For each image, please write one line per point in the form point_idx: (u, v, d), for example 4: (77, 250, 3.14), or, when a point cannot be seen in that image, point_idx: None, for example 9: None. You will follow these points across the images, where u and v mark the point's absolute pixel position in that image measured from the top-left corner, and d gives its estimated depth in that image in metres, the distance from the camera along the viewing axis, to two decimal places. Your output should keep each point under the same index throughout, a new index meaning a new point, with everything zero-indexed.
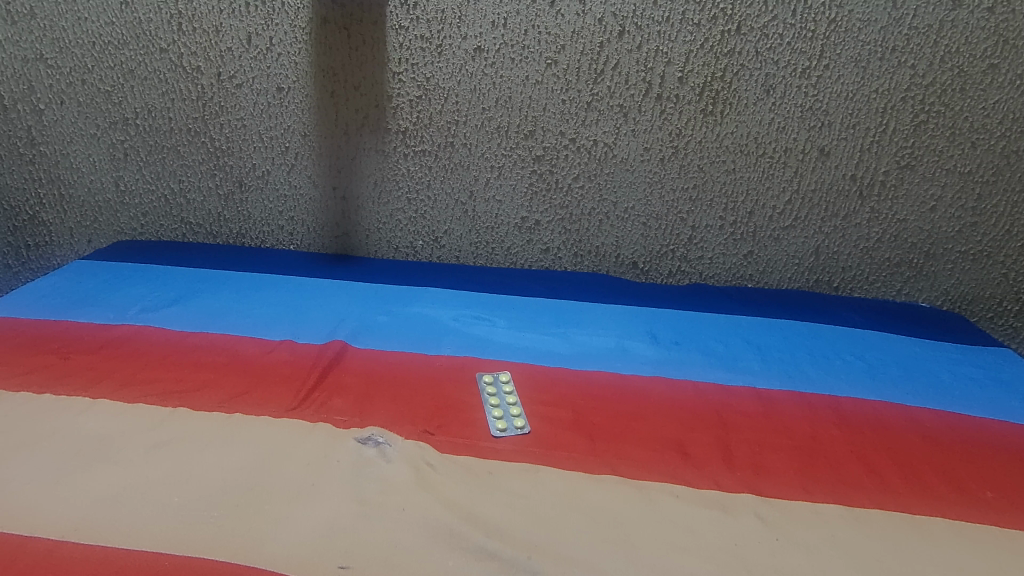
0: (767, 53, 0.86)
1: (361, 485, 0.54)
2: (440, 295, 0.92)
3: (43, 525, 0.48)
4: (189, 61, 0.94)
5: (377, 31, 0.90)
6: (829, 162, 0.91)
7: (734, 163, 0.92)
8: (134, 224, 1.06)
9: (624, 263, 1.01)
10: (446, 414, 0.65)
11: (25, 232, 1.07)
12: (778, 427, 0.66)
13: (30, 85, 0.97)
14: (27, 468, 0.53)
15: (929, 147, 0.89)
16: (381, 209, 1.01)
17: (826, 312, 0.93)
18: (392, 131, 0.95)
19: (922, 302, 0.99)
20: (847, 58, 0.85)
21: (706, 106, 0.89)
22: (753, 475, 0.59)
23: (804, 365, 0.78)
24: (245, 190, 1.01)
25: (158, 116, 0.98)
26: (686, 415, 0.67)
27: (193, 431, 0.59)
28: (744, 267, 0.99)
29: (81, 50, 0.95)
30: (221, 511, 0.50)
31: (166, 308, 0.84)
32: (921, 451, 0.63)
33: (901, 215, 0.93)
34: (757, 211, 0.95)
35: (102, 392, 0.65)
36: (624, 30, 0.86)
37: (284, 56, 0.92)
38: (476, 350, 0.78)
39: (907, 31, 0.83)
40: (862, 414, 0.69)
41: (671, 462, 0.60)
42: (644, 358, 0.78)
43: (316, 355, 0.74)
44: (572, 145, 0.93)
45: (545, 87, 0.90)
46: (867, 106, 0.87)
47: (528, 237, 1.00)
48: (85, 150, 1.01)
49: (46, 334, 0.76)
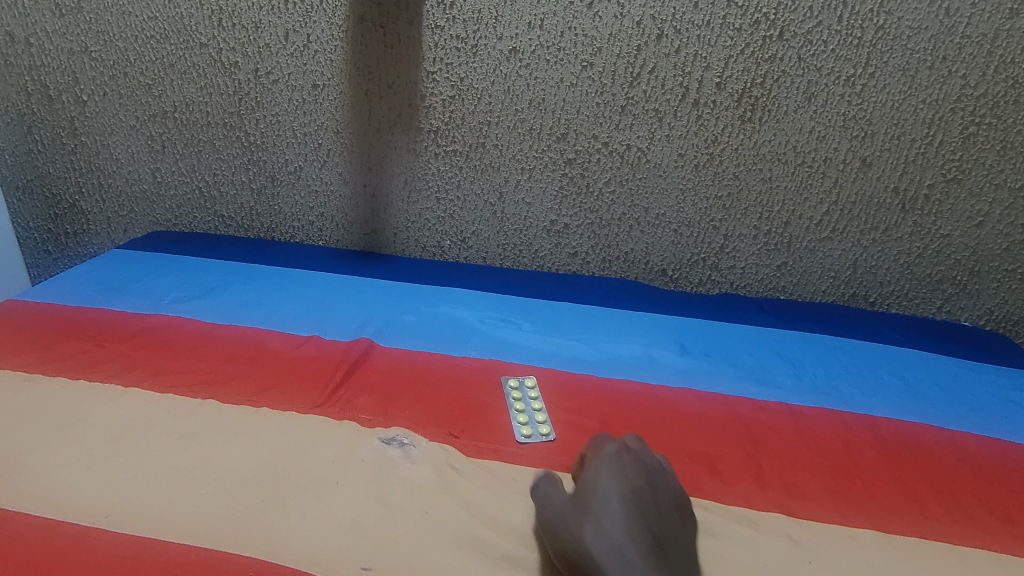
0: (810, 60, 0.83)
1: (384, 486, 0.53)
2: (466, 295, 0.91)
3: (74, 510, 0.49)
4: (227, 56, 0.95)
5: (413, 30, 0.89)
6: (871, 174, 0.88)
7: (771, 172, 0.90)
8: (169, 215, 1.08)
9: (653, 270, 1.00)
10: (471, 418, 0.64)
11: (65, 220, 1.10)
12: (811, 444, 0.64)
13: (74, 77, 0.99)
14: (63, 453, 0.54)
15: (978, 161, 0.85)
16: (410, 208, 1.01)
17: (862, 328, 0.90)
18: (424, 130, 0.95)
19: (963, 321, 0.95)
20: (894, 66, 0.82)
21: (745, 112, 0.87)
22: (785, 494, 0.57)
23: (839, 382, 0.76)
24: (277, 185, 1.03)
25: (196, 110, 0.99)
26: (714, 428, 0.66)
27: (219, 423, 0.60)
28: (777, 278, 0.97)
29: (124, 44, 0.96)
30: (245, 506, 0.50)
31: (197, 300, 0.85)
32: (963, 477, 0.61)
33: (946, 230, 0.90)
34: (793, 221, 0.93)
35: (135, 381, 0.66)
36: (662, 33, 0.84)
37: (320, 53, 0.92)
38: (502, 353, 0.77)
39: (959, 40, 0.80)
40: (900, 436, 0.66)
41: (699, 477, 0.58)
42: (672, 368, 0.76)
43: (342, 351, 0.74)
44: (605, 149, 0.92)
45: (580, 89, 0.89)
46: (913, 117, 0.84)
47: (557, 241, 1.00)
48: (125, 142, 1.03)
49: (83, 321, 0.77)
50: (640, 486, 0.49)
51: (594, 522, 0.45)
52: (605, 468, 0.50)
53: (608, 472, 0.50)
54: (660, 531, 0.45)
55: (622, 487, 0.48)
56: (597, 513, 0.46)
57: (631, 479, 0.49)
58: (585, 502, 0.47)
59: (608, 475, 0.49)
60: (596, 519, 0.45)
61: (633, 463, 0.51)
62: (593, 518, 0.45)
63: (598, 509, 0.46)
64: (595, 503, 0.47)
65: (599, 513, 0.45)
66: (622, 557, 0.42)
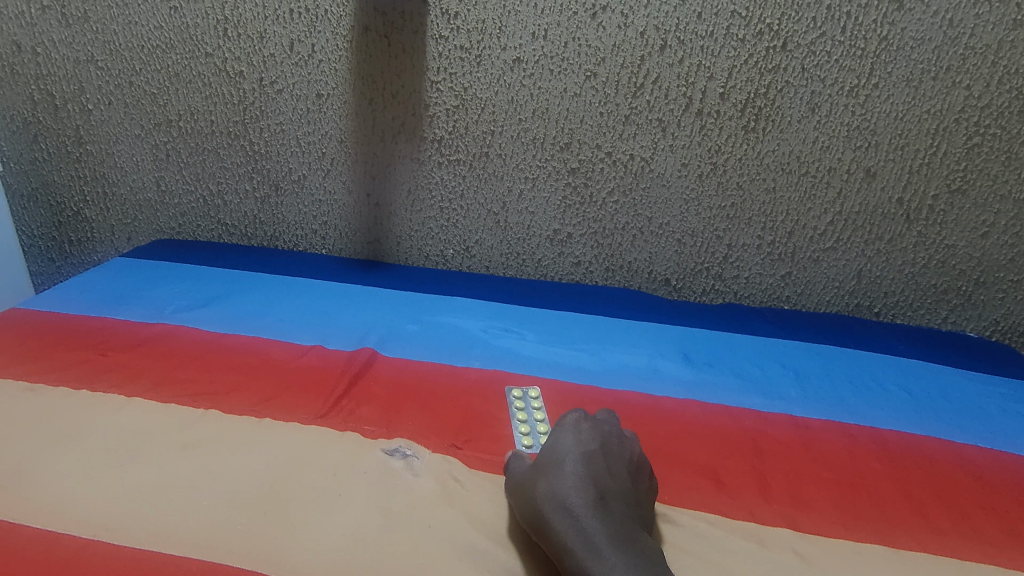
0: (813, 70, 0.83)
1: (387, 498, 0.53)
2: (468, 304, 0.91)
3: (75, 521, 0.48)
4: (232, 66, 0.95)
5: (417, 40, 0.90)
6: (875, 184, 0.88)
7: (775, 182, 0.90)
8: (173, 223, 1.09)
9: (656, 279, 1.00)
10: (473, 429, 0.64)
11: (69, 228, 1.10)
12: (817, 456, 0.64)
13: (80, 86, 1.00)
14: (64, 463, 0.54)
15: (983, 171, 0.85)
16: (413, 216, 1.01)
17: (867, 338, 0.89)
18: (428, 140, 0.96)
19: (969, 331, 0.95)
20: (898, 77, 0.82)
21: (748, 123, 0.87)
22: (790, 507, 0.56)
23: (844, 393, 0.75)
24: (281, 194, 1.03)
25: (201, 118, 1.00)
26: (719, 439, 0.65)
27: (221, 433, 0.59)
28: (781, 287, 0.97)
29: (130, 53, 0.97)
30: (247, 517, 0.50)
31: (199, 308, 0.85)
32: (969, 490, 0.60)
33: (951, 241, 0.89)
34: (797, 231, 0.92)
35: (137, 390, 0.66)
36: (665, 44, 0.85)
37: (325, 63, 0.93)
38: (504, 363, 0.77)
39: (963, 51, 0.80)
40: (907, 448, 0.66)
41: (704, 489, 0.58)
42: (675, 379, 0.76)
43: (345, 361, 0.74)
44: (608, 159, 0.92)
45: (584, 99, 0.89)
46: (917, 127, 0.84)
47: (560, 250, 1.00)
48: (129, 150, 1.03)
49: (86, 330, 0.77)
50: (593, 449, 0.52)
51: (547, 483, 0.49)
52: (563, 431, 0.55)
53: (565, 435, 0.54)
54: (608, 487, 0.49)
55: (576, 447, 0.52)
56: (551, 473, 0.50)
57: (585, 444, 0.53)
58: (542, 466, 0.51)
59: (565, 441, 0.53)
60: (551, 479, 0.49)
61: (590, 430, 0.55)
62: (547, 479, 0.49)
63: (551, 471, 0.50)
64: (550, 466, 0.51)
65: (552, 474, 0.50)
66: (567, 510, 0.46)
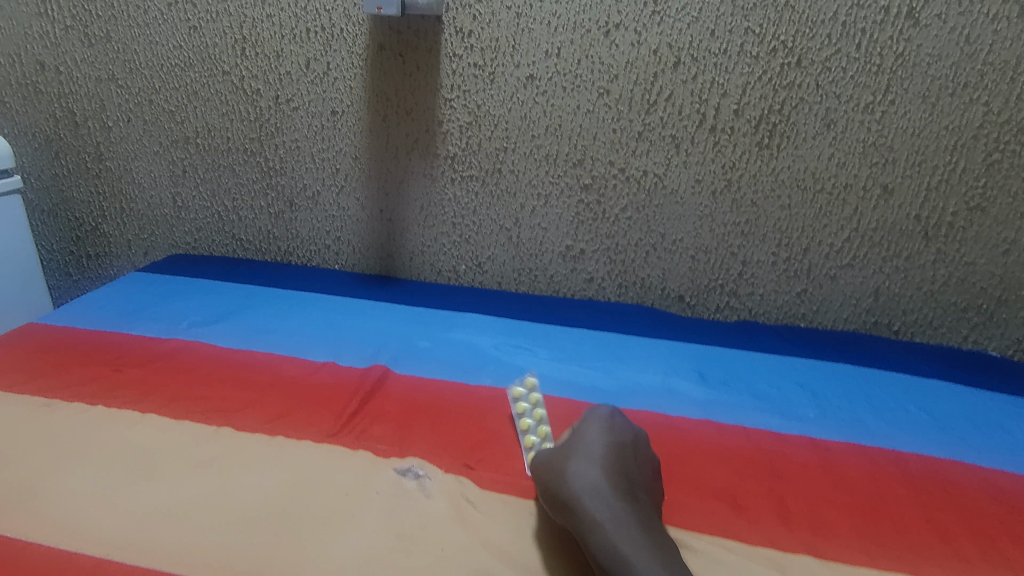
0: (829, 87, 0.83)
1: (399, 519, 0.52)
2: (481, 320, 0.91)
3: (89, 541, 0.48)
4: (249, 84, 0.97)
5: (431, 58, 0.90)
6: (892, 201, 0.87)
7: (790, 199, 0.89)
8: (188, 238, 1.10)
9: (670, 296, 0.99)
10: (486, 448, 0.63)
11: (87, 243, 1.12)
12: (838, 480, 0.62)
13: (101, 103, 1.02)
14: (79, 480, 0.54)
15: (1004, 188, 0.84)
16: (426, 232, 1.02)
17: (886, 357, 0.88)
18: (441, 156, 0.96)
19: (992, 351, 0.93)
20: (914, 93, 0.81)
21: (763, 139, 0.87)
22: (811, 533, 0.55)
23: (864, 415, 0.74)
24: (295, 210, 1.04)
25: (217, 135, 1.01)
26: (736, 461, 0.64)
27: (234, 452, 0.59)
28: (797, 305, 0.95)
29: (150, 72, 0.99)
30: (259, 537, 0.49)
31: (214, 324, 0.85)
32: (996, 517, 0.58)
33: (970, 258, 0.88)
34: (813, 247, 0.91)
35: (151, 407, 0.66)
36: (679, 61, 0.85)
37: (340, 80, 0.94)
38: (517, 380, 0.76)
39: (980, 67, 0.79)
40: (929, 471, 0.64)
41: (721, 514, 0.56)
42: (690, 398, 0.75)
43: (358, 378, 0.74)
44: (621, 175, 0.92)
45: (597, 116, 0.89)
46: (935, 143, 0.83)
47: (572, 266, 0.99)
48: (147, 166, 1.05)
49: (101, 345, 0.78)
50: (620, 442, 0.54)
51: (577, 464, 0.50)
52: (593, 421, 0.56)
53: (595, 424, 0.55)
54: (629, 478, 0.50)
55: (605, 437, 0.54)
56: (581, 456, 0.51)
57: (615, 436, 0.54)
58: (571, 449, 0.52)
59: (593, 432, 0.54)
60: (581, 461, 0.50)
61: (621, 424, 0.56)
62: (576, 461, 0.50)
63: (582, 454, 0.51)
64: (580, 450, 0.52)
65: (581, 457, 0.51)
66: (594, 492, 0.47)
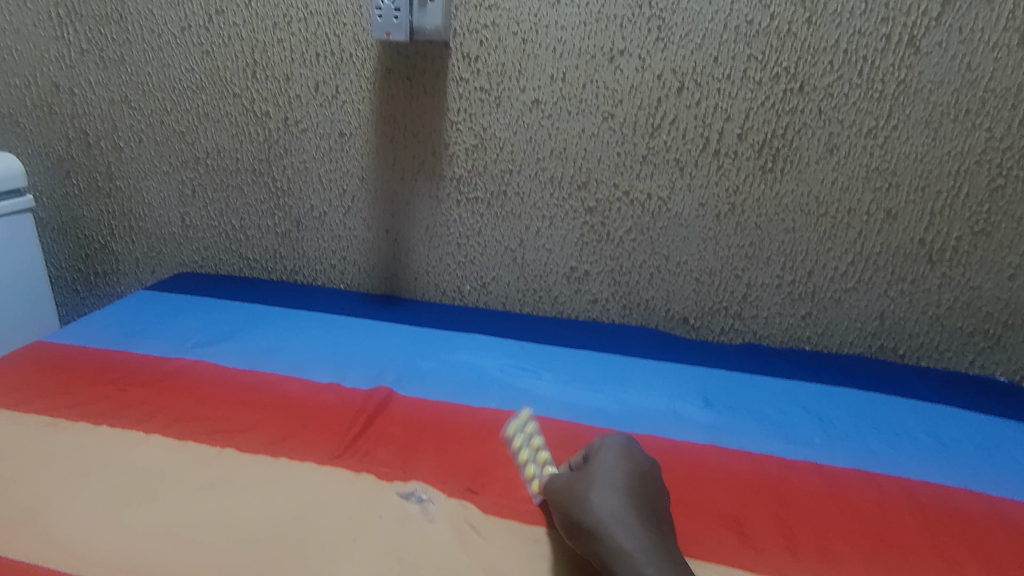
0: (831, 113, 0.84)
1: (402, 545, 0.52)
2: (485, 341, 0.91)
3: (89, 563, 0.48)
4: (259, 106, 0.98)
5: (438, 82, 0.92)
6: (896, 225, 0.87)
7: (794, 222, 0.90)
8: (195, 257, 1.11)
9: (674, 317, 0.99)
10: (490, 472, 0.63)
11: (95, 261, 1.13)
12: (846, 508, 0.61)
13: (113, 124, 1.03)
14: (82, 501, 0.54)
15: (1008, 213, 0.84)
16: (431, 252, 1.02)
17: (892, 382, 0.87)
18: (447, 178, 0.97)
19: (1000, 376, 0.92)
20: (916, 119, 0.82)
21: (766, 163, 0.88)
22: (819, 563, 0.54)
23: (871, 440, 0.73)
24: (302, 229, 1.05)
25: (226, 156, 1.02)
26: (743, 488, 0.63)
27: (237, 474, 0.59)
28: (802, 327, 0.95)
29: (163, 94, 1.01)
30: (261, 561, 0.49)
31: (219, 343, 0.86)
32: (1008, 547, 0.57)
33: (975, 282, 0.88)
34: (817, 270, 0.91)
35: (155, 428, 0.66)
36: (682, 86, 0.86)
37: (348, 103, 0.95)
38: (521, 402, 0.76)
39: (981, 94, 0.80)
40: (939, 499, 0.63)
41: (728, 543, 0.56)
42: (696, 422, 0.75)
43: (362, 399, 0.74)
44: (626, 198, 0.93)
45: (601, 139, 0.90)
46: (938, 169, 0.84)
47: (577, 287, 1.00)
48: (157, 186, 1.06)
49: (107, 364, 0.78)
50: (637, 469, 0.54)
51: (596, 490, 0.50)
52: (610, 448, 0.56)
53: (612, 451, 0.56)
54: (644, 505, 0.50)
55: (623, 464, 0.54)
56: (599, 482, 0.51)
57: (633, 463, 0.54)
58: (588, 475, 0.52)
59: (610, 458, 0.54)
60: (600, 487, 0.50)
61: (638, 451, 0.57)
62: (595, 487, 0.50)
63: (601, 480, 0.51)
64: (598, 476, 0.52)
65: (600, 483, 0.51)
66: (614, 517, 0.47)
